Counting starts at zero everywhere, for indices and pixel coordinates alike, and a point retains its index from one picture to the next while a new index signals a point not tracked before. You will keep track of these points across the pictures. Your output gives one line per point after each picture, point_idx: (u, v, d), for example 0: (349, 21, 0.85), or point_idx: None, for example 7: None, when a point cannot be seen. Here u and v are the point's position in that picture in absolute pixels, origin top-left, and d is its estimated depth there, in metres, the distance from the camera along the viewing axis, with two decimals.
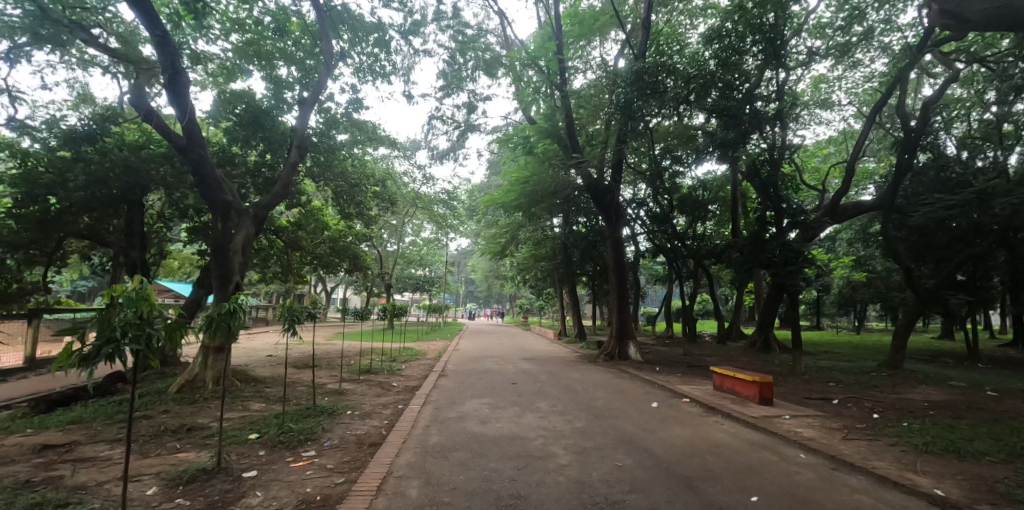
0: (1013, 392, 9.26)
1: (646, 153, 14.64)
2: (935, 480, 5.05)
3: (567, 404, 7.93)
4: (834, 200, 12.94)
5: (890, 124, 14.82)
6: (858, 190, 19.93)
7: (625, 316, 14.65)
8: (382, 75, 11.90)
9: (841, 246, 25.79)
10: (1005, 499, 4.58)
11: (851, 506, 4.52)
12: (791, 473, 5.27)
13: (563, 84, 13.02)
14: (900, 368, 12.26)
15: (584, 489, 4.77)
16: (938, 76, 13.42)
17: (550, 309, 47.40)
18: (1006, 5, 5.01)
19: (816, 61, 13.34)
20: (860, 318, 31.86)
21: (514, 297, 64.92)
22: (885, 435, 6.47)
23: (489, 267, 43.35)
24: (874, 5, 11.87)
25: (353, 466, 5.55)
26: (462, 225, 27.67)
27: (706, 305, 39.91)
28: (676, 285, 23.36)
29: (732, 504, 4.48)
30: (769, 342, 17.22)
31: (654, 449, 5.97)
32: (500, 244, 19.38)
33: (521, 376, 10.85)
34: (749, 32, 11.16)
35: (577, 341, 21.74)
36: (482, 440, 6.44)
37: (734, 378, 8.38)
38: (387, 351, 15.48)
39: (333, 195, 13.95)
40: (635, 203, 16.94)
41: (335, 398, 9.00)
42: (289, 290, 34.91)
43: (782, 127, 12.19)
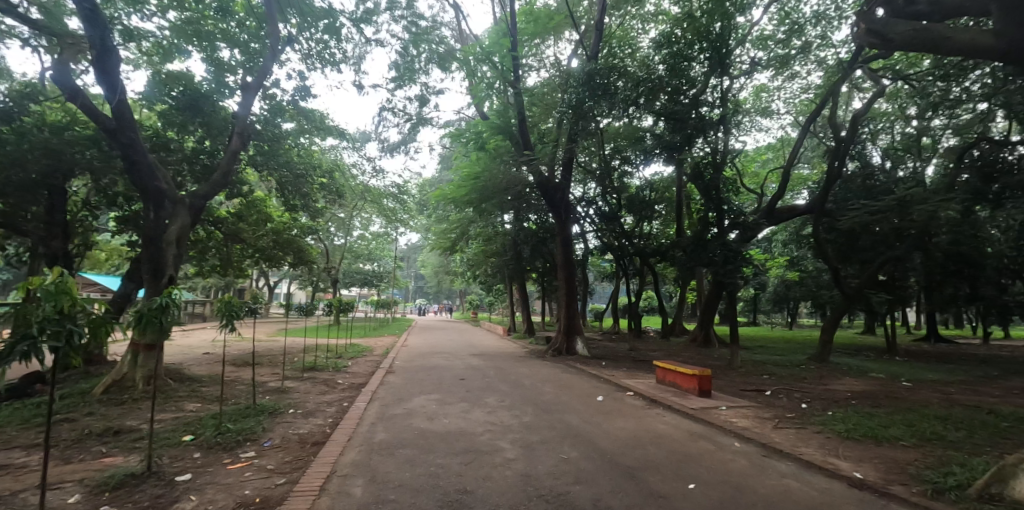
0: (923, 383, 10.09)
1: (596, 152, 14.93)
2: (855, 465, 5.41)
3: (515, 399, 7.97)
4: (771, 204, 13.59)
5: (824, 134, 15.78)
6: (793, 195, 21.10)
7: (573, 313, 14.90)
8: (332, 63, 11.54)
9: (777, 247, 27.34)
10: (915, 480, 4.99)
11: (780, 490, 4.77)
12: (725, 461, 5.52)
13: (516, 81, 12.94)
14: (828, 362, 13.10)
15: (529, 482, 4.82)
16: (866, 91, 14.35)
17: (499, 304, 47.53)
18: (922, 30, 5.40)
19: (758, 71, 13.97)
20: (792, 315, 33.81)
21: (464, 294, 64.65)
22: (812, 424, 6.87)
23: (439, 262, 42.89)
24: (812, 21, 12.56)
25: (295, 466, 5.35)
26: (412, 220, 27.23)
27: (651, 303, 41.12)
28: (623, 283, 23.95)
29: (671, 492, 4.65)
30: (709, 337, 17.97)
31: (598, 441, 6.10)
32: (451, 240, 19.24)
33: (470, 371, 10.80)
34: (697, 40, 11.66)
35: (526, 337, 21.82)
36: (429, 437, 6.38)
37: (676, 372, 8.67)
38: (332, 348, 15.04)
39: (277, 186, 13.41)
40: (585, 202, 17.19)
41: (277, 396, 8.67)
42: (227, 284, 33.26)
43: (726, 133, 12.71)
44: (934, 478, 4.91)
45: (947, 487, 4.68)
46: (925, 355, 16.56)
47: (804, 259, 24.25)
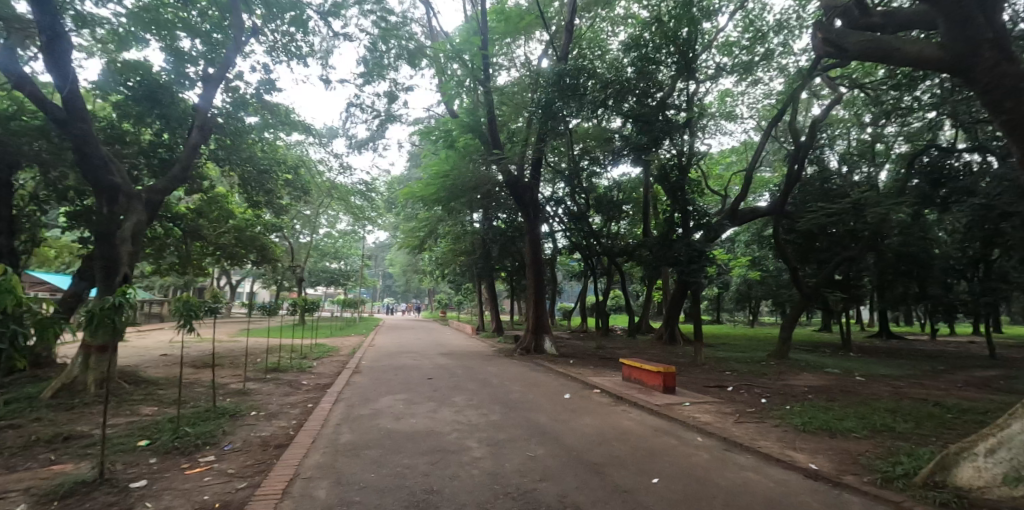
0: (874, 377, 10.56)
1: (565, 152, 15.05)
2: (811, 456, 5.62)
3: (482, 398, 7.96)
4: (734, 206, 13.97)
5: (784, 139, 16.32)
6: (755, 197, 21.75)
7: (541, 312, 14.99)
8: (299, 57, 11.28)
9: (740, 247, 28.16)
10: (866, 469, 5.22)
11: (740, 482, 4.92)
12: (689, 455, 5.65)
13: (486, 80, 12.92)
14: (787, 358, 13.56)
15: (496, 480, 4.82)
16: (824, 98, 14.90)
17: (468, 303, 47.37)
18: (876, 40, 5.63)
19: (723, 76, 14.32)
20: (754, 313, 34.85)
21: (433, 293, 64.17)
22: (771, 418, 7.10)
23: (407, 261, 42.47)
24: (774, 29, 12.96)
25: (257, 469, 5.21)
26: (380, 218, 26.86)
27: (618, 302, 41.75)
28: (591, 282, 24.22)
29: (635, 486, 4.73)
30: (674, 335, 18.35)
31: (565, 438, 6.16)
32: (419, 238, 19.09)
33: (437, 371, 10.73)
34: (666, 44, 11.87)
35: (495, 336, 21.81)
36: (396, 437, 6.31)
37: (641, 369, 8.82)
38: (297, 348, 14.71)
39: (239, 181, 13.04)
40: (554, 201, 17.27)
41: (238, 398, 8.44)
42: (186, 284, 32.11)
43: (691, 137, 12.99)
44: (884, 467, 5.15)
45: (895, 476, 4.92)
46: (877, 351, 17.32)
47: (765, 259, 25.04)
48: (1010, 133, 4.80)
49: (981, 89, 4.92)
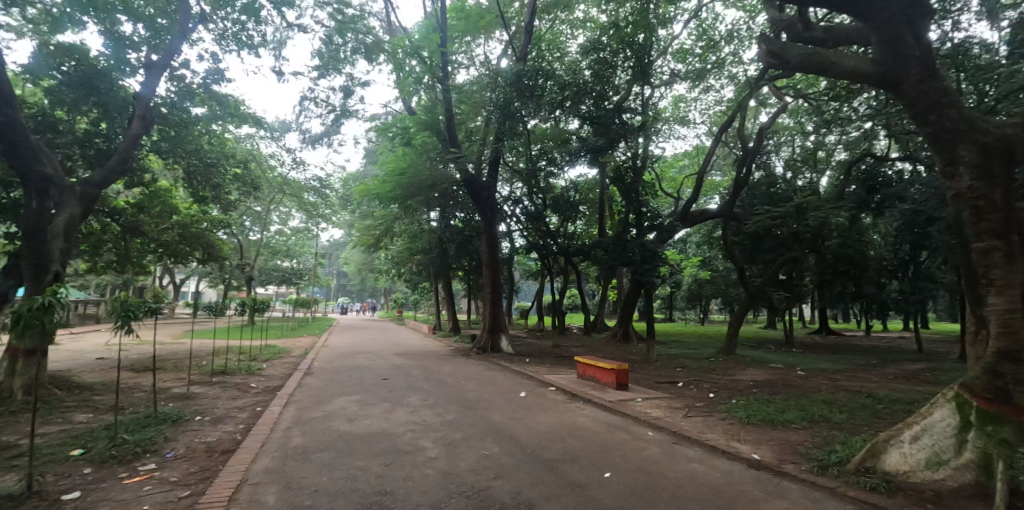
0: (814, 371, 11.15)
1: (523, 152, 15.14)
2: (754, 447, 5.88)
3: (438, 398, 7.90)
4: (686, 208, 14.42)
5: (733, 145, 16.98)
6: (706, 200, 22.54)
7: (498, 311, 15.06)
8: (250, 46, 10.89)
9: (692, 248, 29.16)
10: (804, 458, 5.51)
11: (688, 474, 5.09)
12: (640, 450, 5.79)
13: (445, 78, 12.85)
14: (734, 355, 14.12)
15: (451, 480, 4.80)
16: (771, 106, 15.58)
17: (425, 303, 46.91)
18: (817, 54, 5.95)
19: (677, 82, 14.76)
20: (704, 311, 36.10)
21: (389, 293, 63.11)
22: (718, 412, 7.37)
23: (363, 260, 41.62)
24: (726, 38, 13.47)
25: (201, 476, 5.00)
26: (335, 215, 26.21)
27: (574, 301, 42.41)
28: (548, 281, 24.46)
29: (587, 481, 4.82)
30: (628, 333, 18.76)
31: (520, 436, 6.21)
32: (375, 236, 18.80)
33: (393, 371, 10.58)
34: (623, 49, 12.15)
35: (453, 336, 21.71)
36: (348, 439, 6.19)
37: (595, 367, 8.98)
38: (245, 350, 14.16)
39: (184, 175, 12.46)
40: (511, 201, 17.32)
41: (182, 402, 8.06)
42: (125, 283, 30.29)
43: (645, 140, 13.35)
44: (820, 455, 5.46)
45: (830, 463, 5.22)
46: (817, 347, 18.26)
47: (715, 259, 25.99)
48: (934, 144, 5.19)
49: (909, 103, 5.28)
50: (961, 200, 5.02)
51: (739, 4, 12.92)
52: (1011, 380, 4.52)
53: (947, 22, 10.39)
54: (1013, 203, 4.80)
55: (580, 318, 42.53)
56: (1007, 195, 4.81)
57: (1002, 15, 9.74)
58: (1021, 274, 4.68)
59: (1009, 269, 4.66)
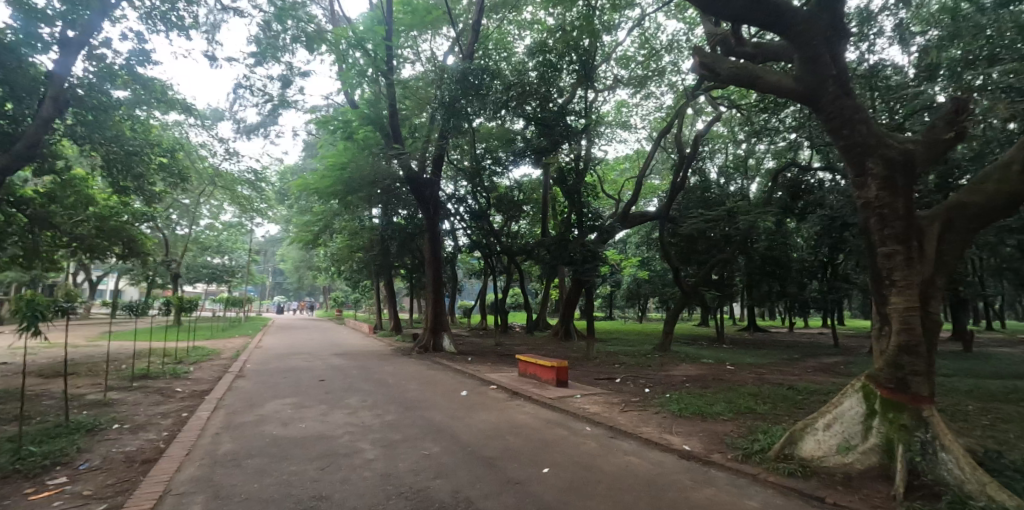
0: (741, 365, 11.84)
1: (468, 151, 15.13)
2: (685, 439, 6.18)
3: (377, 399, 7.76)
4: (626, 210, 14.86)
5: (671, 150, 17.70)
6: (646, 202, 23.33)
7: (441, 309, 15.01)
8: (180, 28, 10.25)
9: (631, 248, 30.21)
10: (729, 447, 5.86)
11: (623, 467, 5.27)
12: (577, 445, 5.95)
13: (389, 72, 12.63)
14: (669, 351, 14.73)
15: (389, 481, 4.75)
16: (706, 115, 16.33)
17: (366, 302, 45.85)
18: (744, 69, 6.24)
19: (620, 87, 15.19)
20: (642, 309, 37.46)
21: (329, 291, 61.19)
22: (652, 406, 7.69)
23: (300, 256, 40.12)
24: (666, 48, 14.01)
25: (119, 489, 4.67)
26: (271, 210, 25.09)
27: (518, 299, 42.83)
28: (491, 280, 24.55)
29: (526, 477, 4.89)
30: (569, 331, 19.15)
31: (461, 435, 6.21)
32: (313, 233, 18.19)
33: (330, 372, 10.28)
34: (568, 52, 12.35)
35: (394, 335, 21.39)
36: (282, 443, 5.97)
37: (536, 365, 9.12)
38: (169, 352, 13.31)
39: (101, 164, 11.53)
40: (455, 199, 17.24)
41: (97, 410, 7.48)
42: (31, 280, 27.67)
43: (588, 143, 13.63)
44: (745, 444, 5.82)
45: (753, 451, 5.58)
46: (744, 343, 19.36)
47: (653, 259, 27.02)
48: (847, 156, 5.62)
49: (827, 118, 5.71)
50: (869, 209, 5.49)
51: (679, 16, 13.45)
52: (909, 371, 4.98)
53: (863, 44, 11.27)
54: (912, 211, 5.27)
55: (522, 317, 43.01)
56: (908, 204, 5.27)
57: (911, 40, 10.66)
58: (918, 275, 5.15)
59: (909, 271, 5.13)
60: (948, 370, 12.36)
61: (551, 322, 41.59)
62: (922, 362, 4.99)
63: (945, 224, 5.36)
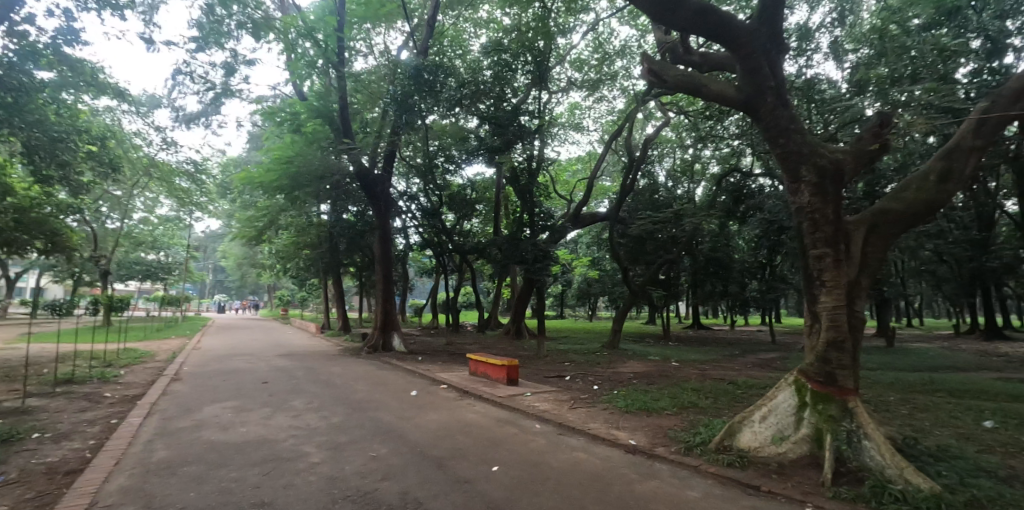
0: (685, 362, 12.29)
1: (421, 148, 14.95)
2: (630, 434, 6.37)
3: (324, 401, 7.57)
4: (577, 210, 15.07)
5: (621, 152, 18.14)
6: (596, 204, 23.80)
7: (391, 309, 14.79)
8: (114, 7, 9.60)
9: (582, 247, 30.81)
10: (673, 440, 6.10)
11: (571, 463, 5.38)
12: (528, 442, 6.02)
13: (341, 64, 12.37)
14: (617, 348, 15.10)
15: (334, 485, 4.64)
16: (655, 120, 16.79)
17: (313, 301, 44.48)
18: (689, 77, 6.47)
19: (574, 90, 15.39)
20: (592, 308, 38.26)
21: (274, 290, 58.98)
22: (600, 402, 7.88)
23: (243, 253, 38.43)
24: (618, 53, 14.34)
25: (38, 503, 4.34)
26: (212, 204, 23.89)
27: (470, 298, 42.82)
28: (443, 279, 24.41)
29: (475, 476, 4.91)
30: (521, 330, 19.33)
31: (410, 435, 6.16)
32: (257, 229, 17.45)
33: (275, 374, 9.95)
34: (523, 53, 12.43)
35: (343, 334, 20.94)
36: (222, 448, 5.72)
37: (487, 364, 9.15)
38: (97, 355, 12.45)
39: (20, 151, 10.62)
40: (407, 197, 17.03)
41: (13, 418, 6.91)
42: None
43: (542, 144, 13.71)
44: (687, 437, 6.07)
45: (695, 444, 5.83)
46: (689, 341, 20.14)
47: (603, 259, 27.66)
48: (782, 163, 5.95)
49: (764, 127, 6.04)
50: (802, 213, 5.83)
51: (632, 22, 13.76)
52: (836, 365, 5.33)
53: (802, 59, 11.90)
54: (841, 217, 5.64)
55: (473, 316, 42.96)
56: (837, 210, 5.65)
57: (844, 56, 11.33)
58: (845, 276, 5.52)
59: (837, 271, 5.49)
60: (871, 364, 13.30)
61: (503, 320, 41.81)
62: (847, 356, 5.34)
63: (869, 228, 5.76)
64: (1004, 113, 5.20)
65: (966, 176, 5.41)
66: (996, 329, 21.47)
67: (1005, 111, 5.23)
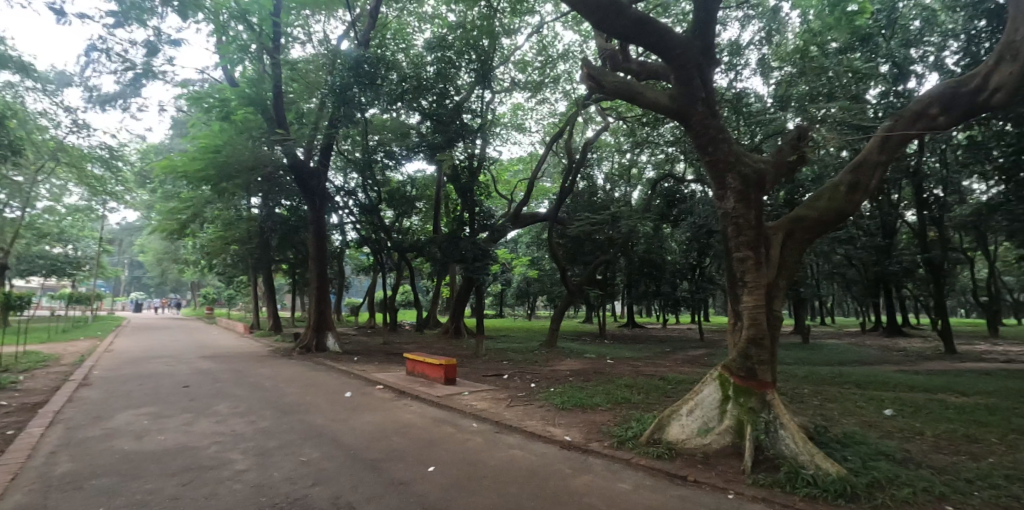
0: (620, 360, 12.70)
1: (360, 142, 14.52)
2: (566, 430, 6.52)
3: (251, 405, 7.24)
4: (517, 210, 15.16)
5: (562, 154, 18.45)
6: (537, 204, 24.16)
7: (326, 308, 14.34)
8: None
9: (522, 247, 31.12)
10: (606, 435, 6.31)
11: (507, 461, 5.44)
12: (465, 441, 6.03)
13: (276, 50, 11.96)
14: (555, 347, 15.36)
15: (261, 493, 4.46)
16: (595, 125, 17.18)
17: (241, 299, 42.20)
18: (626, 84, 6.67)
19: (517, 90, 15.45)
20: (531, 307, 38.75)
21: (199, 288, 55.45)
22: (537, 400, 8.00)
23: (163, 248, 35.84)
24: (561, 57, 14.56)
25: None
26: (129, 194, 22.14)
27: (408, 297, 42.20)
28: (381, 277, 23.88)
29: (410, 478, 4.86)
30: (460, 328, 19.28)
31: (343, 438, 6.01)
32: (180, 222, 16.34)
33: (197, 377, 9.40)
34: (466, 52, 12.40)
35: (274, 334, 20.10)
36: (136, 459, 5.33)
37: (424, 363, 9.07)
38: None
39: None
40: (344, 192, 16.51)
41: None
42: None
43: (483, 143, 13.67)
44: (621, 432, 6.30)
45: (627, 438, 6.06)
46: (623, 338, 20.82)
47: (543, 259, 28.08)
48: (710, 170, 6.26)
49: (694, 135, 6.33)
50: (727, 218, 6.17)
51: (576, 28, 14.01)
52: (756, 361, 5.67)
53: (732, 73, 12.54)
54: (762, 222, 6.01)
55: (413, 314, 42.30)
56: (758, 216, 6.02)
57: (770, 73, 12.06)
58: (765, 277, 5.89)
59: (757, 273, 5.85)
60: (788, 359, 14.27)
61: (443, 320, 41.50)
62: (766, 352, 5.71)
63: (787, 233, 6.17)
64: (906, 133, 5.66)
65: (871, 189, 5.91)
66: (896, 326, 23.62)
67: (907, 131, 5.70)
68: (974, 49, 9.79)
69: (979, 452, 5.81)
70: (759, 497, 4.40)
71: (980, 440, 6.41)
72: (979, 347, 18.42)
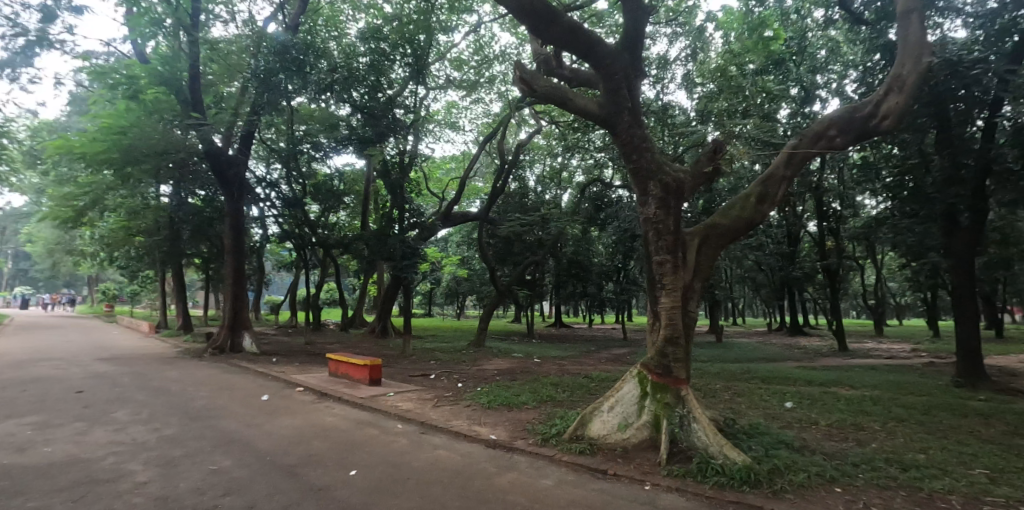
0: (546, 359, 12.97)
1: (285, 131, 13.86)
2: (491, 429, 6.61)
3: (155, 411, 6.75)
4: (448, 209, 15.02)
5: (494, 155, 18.55)
6: (468, 204, 24.15)
7: (243, 305, 13.59)
8: None
9: (453, 246, 30.95)
10: (531, 432, 6.46)
11: (432, 461, 5.44)
12: (389, 443, 5.97)
13: (194, 28, 11.15)
14: (483, 347, 15.40)
15: (166, 505, 4.19)
16: (529, 127, 17.43)
17: (146, 295, 38.81)
18: (558, 90, 6.78)
19: (451, 89, 15.34)
20: (462, 306, 38.61)
21: (95, 283, 50.39)
22: (463, 399, 8.03)
23: (55, 237, 32.29)
24: (498, 57, 14.61)
25: None
26: (15, 175, 19.79)
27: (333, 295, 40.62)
28: (304, 274, 22.87)
29: (331, 483, 4.75)
30: (387, 328, 18.88)
31: (259, 443, 5.75)
32: (75, 209, 14.85)
33: (92, 381, 8.63)
34: (401, 46, 12.17)
35: (183, 333, 18.75)
36: (17, 474, 4.83)
37: (348, 364, 8.84)
38: None
39: None
40: (265, 183, 15.66)
41: None
42: None
43: (415, 140, 13.47)
44: (546, 429, 6.47)
45: (551, 435, 6.24)
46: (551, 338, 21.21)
47: (474, 258, 28.09)
48: (635, 176, 6.52)
49: (621, 142, 6.57)
50: (648, 223, 6.47)
51: (512, 30, 14.11)
52: (672, 358, 6.00)
53: (659, 86, 13.13)
54: (680, 228, 6.38)
55: (337, 314, 40.17)
56: (677, 222, 6.37)
57: (693, 88, 12.66)
58: (681, 280, 6.24)
59: (675, 276, 6.20)
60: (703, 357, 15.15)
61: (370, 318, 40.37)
62: (681, 350, 6.05)
63: (703, 239, 6.55)
64: (808, 151, 6.20)
65: (777, 200, 6.42)
66: (798, 326, 25.73)
67: (809, 149, 6.23)
68: (869, 79, 10.83)
69: (863, 438, 6.51)
70: (672, 487, 4.69)
71: (864, 427, 7.18)
72: (868, 345, 20.45)
